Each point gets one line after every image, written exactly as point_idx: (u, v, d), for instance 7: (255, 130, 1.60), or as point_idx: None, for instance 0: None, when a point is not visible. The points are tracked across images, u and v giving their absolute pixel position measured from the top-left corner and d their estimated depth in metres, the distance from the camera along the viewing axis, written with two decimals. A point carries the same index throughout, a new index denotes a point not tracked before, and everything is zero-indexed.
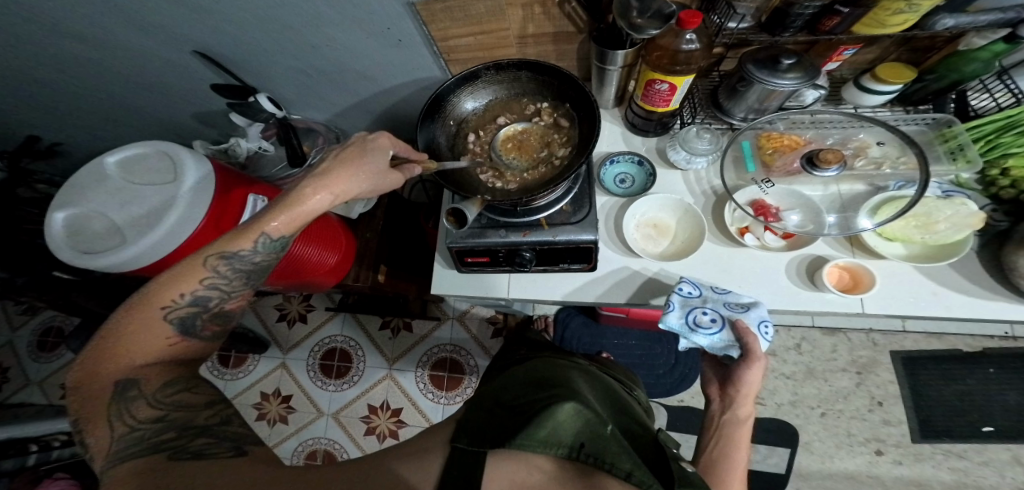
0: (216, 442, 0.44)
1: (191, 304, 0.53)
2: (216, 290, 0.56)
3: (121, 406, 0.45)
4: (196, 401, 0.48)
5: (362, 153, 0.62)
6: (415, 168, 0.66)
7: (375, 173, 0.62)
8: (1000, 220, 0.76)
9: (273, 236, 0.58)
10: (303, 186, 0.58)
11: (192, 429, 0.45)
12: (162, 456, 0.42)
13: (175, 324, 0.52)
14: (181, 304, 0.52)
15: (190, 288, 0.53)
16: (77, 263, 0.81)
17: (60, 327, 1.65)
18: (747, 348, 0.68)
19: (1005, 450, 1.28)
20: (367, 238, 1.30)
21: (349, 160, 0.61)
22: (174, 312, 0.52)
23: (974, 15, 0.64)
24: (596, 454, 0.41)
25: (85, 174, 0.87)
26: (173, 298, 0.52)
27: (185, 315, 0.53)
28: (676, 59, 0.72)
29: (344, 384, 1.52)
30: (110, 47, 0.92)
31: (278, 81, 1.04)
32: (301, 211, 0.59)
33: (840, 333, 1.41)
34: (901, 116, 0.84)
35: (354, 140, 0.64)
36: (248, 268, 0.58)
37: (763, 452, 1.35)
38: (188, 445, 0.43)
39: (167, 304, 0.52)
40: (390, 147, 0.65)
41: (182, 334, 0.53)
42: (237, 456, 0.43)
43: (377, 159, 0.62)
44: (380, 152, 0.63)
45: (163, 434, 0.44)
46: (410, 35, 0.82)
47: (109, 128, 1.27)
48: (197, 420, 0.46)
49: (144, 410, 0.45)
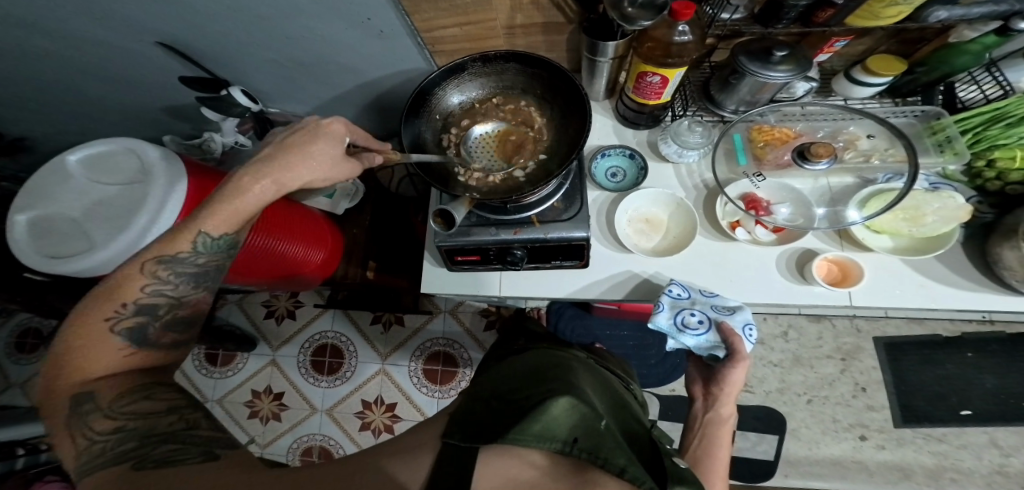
0: (183, 447, 0.42)
1: (137, 313, 0.53)
2: (162, 296, 0.55)
3: (80, 418, 0.44)
4: (157, 408, 0.46)
5: (310, 138, 0.60)
6: (376, 156, 0.66)
7: (325, 159, 0.60)
8: (987, 211, 0.77)
9: (213, 234, 0.57)
10: (242, 174, 0.57)
11: (157, 437, 0.43)
12: (124, 466, 0.40)
13: (123, 336, 0.52)
14: (125, 315, 0.52)
15: (131, 297, 0.53)
16: (46, 268, 0.78)
17: (37, 328, 1.60)
18: (732, 350, 0.69)
19: (982, 433, 1.31)
20: (355, 234, 1.30)
21: (295, 146, 0.59)
22: (119, 323, 0.52)
23: (967, 7, 0.63)
24: (589, 449, 0.40)
25: (45, 174, 0.84)
26: (116, 309, 0.52)
27: (134, 325, 0.53)
28: (670, 51, 0.72)
29: (337, 381, 1.50)
30: (79, 37, 0.88)
31: (258, 73, 1.00)
32: (238, 203, 0.57)
33: (825, 319, 1.43)
34: (890, 108, 0.85)
35: (302, 125, 0.62)
36: (193, 271, 0.57)
37: (753, 439, 1.37)
38: (151, 454, 0.41)
39: (110, 316, 0.51)
40: (345, 133, 0.63)
41: (136, 345, 0.53)
42: (209, 460, 0.41)
43: (328, 143, 0.60)
44: (330, 137, 0.61)
45: (123, 444, 0.42)
46: (392, 26, 0.79)
47: (83, 121, 1.22)
48: (160, 428, 0.44)
49: (103, 422, 0.44)
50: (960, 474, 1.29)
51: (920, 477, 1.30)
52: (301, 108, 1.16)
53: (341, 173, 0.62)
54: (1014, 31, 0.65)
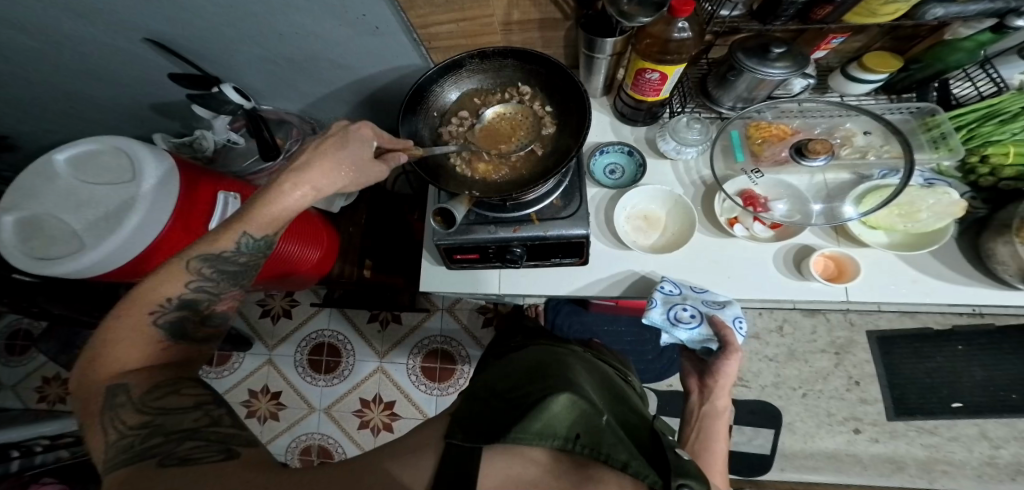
0: (204, 445, 0.42)
1: (179, 307, 0.54)
2: (203, 292, 0.56)
3: (113, 410, 0.44)
4: (183, 403, 0.46)
5: (340, 143, 0.61)
6: (402, 158, 0.66)
7: (349, 165, 0.61)
8: (980, 207, 0.78)
9: (255, 236, 0.58)
10: (280, 180, 0.57)
11: (180, 433, 0.42)
12: (149, 463, 0.40)
13: (165, 328, 0.53)
14: (168, 309, 0.53)
15: (174, 292, 0.53)
16: (35, 269, 0.77)
17: (29, 329, 1.58)
18: (724, 341, 0.71)
19: (972, 425, 1.33)
20: (350, 232, 1.32)
21: (326, 149, 0.59)
22: (162, 316, 0.53)
23: (962, 4, 0.64)
24: (590, 445, 0.41)
25: (32, 174, 0.82)
26: (161, 301, 0.53)
27: (174, 319, 0.53)
28: (667, 47, 0.72)
29: (334, 380, 1.50)
30: (68, 34, 0.86)
31: (252, 71, 0.99)
32: (275, 207, 0.57)
33: (819, 314, 1.45)
34: (886, 105, 0.85)
35: (333, 129, 0.63)
36: (233, 270, 0.58)
37: (749, 433, 1.38)
38: (177, 450, 0.41)
39: (155, 308, 0.52)
40: (373, 138, 0.64)
41: (174, 339, 0.53)
42: (226, 459, 0.41)
43: (354, 149, 0.61)
44: (360, 143, 0.62)
45: (150, 439, 0.41)
46: (388, 23, 0.78)
47: (71, 119, 1.20)
48: (184, 424, 0.44)
49: (134, 415, 0.43)
50: (951, 466, 1.31)
51: (913, 470, 1.32)
52: (294, 105, 1.15)
53: (364, 178, 0.63)
54: (1008, 28, 0.66)
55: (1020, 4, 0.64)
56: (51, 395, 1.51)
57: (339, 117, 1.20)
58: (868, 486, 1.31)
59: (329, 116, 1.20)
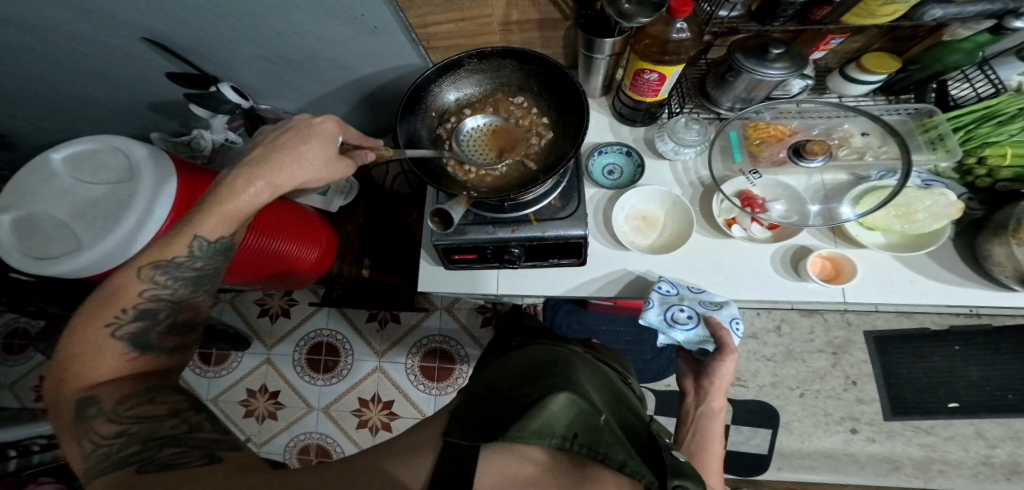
0: (184, 451, 0.42)
1: (136, 319, 0.53)
2: (162, 301, 0.56)
3: (84, 423, 0.44)
4: (161, 410, 0.46)
5: (303, 138, 0.61)
6: (368, 154, 0.66)
7: (317, 159, 0.61)
8: (976, 208, 0.78)
9: (209, 238, 0.58)
10: (234, 177, 0.57)
11: (159, 440, 0.43)
12: (128, 470, 0.40)
13: (127, 341, 0.52)
14: (125, 320, 0.53)
15: (130, 302, 0.53)
16: (32, 269, 0.77)
17: (25, 328, 1.58)
18: (721, 344, 0.70)
19: (969, 424, 1.34)
20: (349, 231, 1.30)
21: (289, 144, 0.60)
22: (121, 329, 0.52)
23: (961, 5, 0.64)
24: (588, 444, 0.41)
25: (28, 173, 0.82)
26: (116, 314, 0.52)
27: (134, 331, 0.53)
28: (665, 48, 0.72)
29: (333, 379, 1.50)
30: (65, 33, 0.86)
31: (249, 69, 0.99)
32: (231, 206, 0.57)
33: (817, 313, 1.45)
34: (885, 106, 0.85)
35: (296, 122, 0.63)
36: (190, 276, 0.58)
37: (746, 433, 1.39)
38: (156, 457, 0.41)
39: (111, 322, 0.52)
40: (338, 132, 0.64)
41: (139, 349, 0.53)
42: (212, 463, 0.41)
43: (320, 142, 0.61)
44: (324, 138, 0.62)
45: (127, 448, 0.42)
46: (386, 22, 0.78)
47: (68, 117, 1.20)
48: (162, 431, 0.44)
49: (107, 426, 0.44)
50: (947, 465, 1.32)
51: (909, 469, 1.32)
52: (292, 104, 1.15)
53: (335, 173, 0.63)
54: (1007, 29, 0.67)
55: (1018, 5, 0.64)
56: None
57: (337, 117, 1.20)
58: (865, 486, 1.32)
59: (327, 115, 1.20)
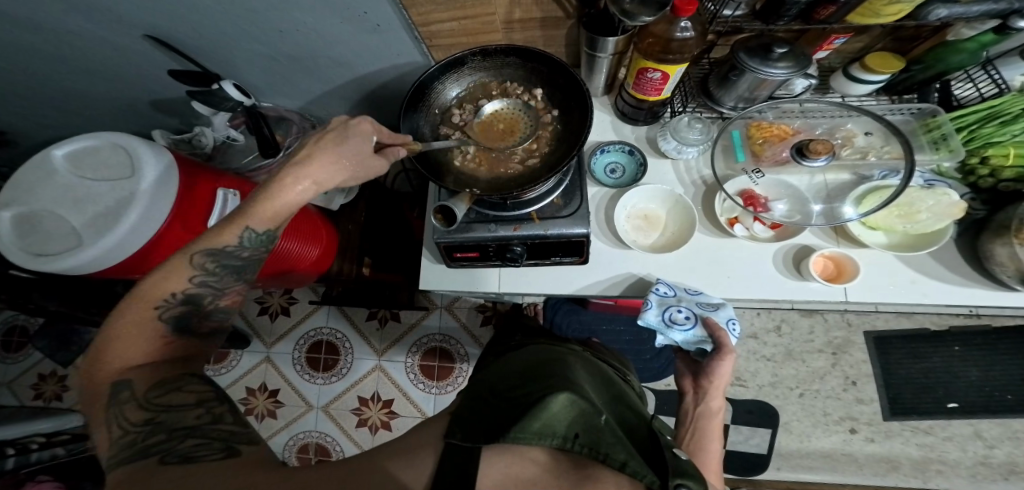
0: (206, 442, 0.42)
1: (182, 303, 0.54)
2: (207, 287, 0.56)
3: (115, 408, 0.44)
4: (186, 400, 0.46)
5: (342, 137, 0.60)
6: (400, 151, 0.66)
7: (355, 158, 0.60)
8: (979, 209, 0.78)
9: (257, 230, 0.57)
10: (281, 176, 0.56)
11: (182, 431, 0.43)
12: (151, 460, 0.40)
13: (169, 324, 0.53)
14: (172, 304, 0.52)
15: (179, 287, 0.53)
16: (31, 266, 0.77)
17: (25, 326, 1.57)
18: (719, 343, 0.70)
19: (967, 425, 1.34)
20: (349, 230, 1.29)
21: (329, 142, 0.59)
22: (167, 312, 0.52)
23: (967, 5, 0.64)
24: (588, 445, 0.41)
25: (30, 170, 0.82)
26: (165, 297, 0.52)
27: (178, 314, 0.53)
28: (669, 47, 0.71)
29: (333, 377, 1.50)
30: (65, 29, 0.86)
31: (250, 67, 0.99)
32: (280, 202, 0.57)
33: (817, 314, 1.45)
34: (887, 106, 0.85)
35: (332, 125, 0.62)
36: (228, 273, 0.57)
37: (745, 433, 1.39)
38: (178, 447, 0.41)
39: (159, 305, 0.52)
40: (373, 132, 0.63)
41: (176, 333, 0.53)
42: (230, 457, 0.41)
43: (358, 142, 0.61)
44: (364, 136, 0.62)
45: (153, 436, 0.42)
46: (388, 20, 0.78)
47: (69, 114, 1.19)
48: (186, 422, 0.44)
49: (135, 412, 0.44)
50: (945, 465, 1.32)
51: (908, 469, 1.33)
52: (293, 102, 1.15)
53: (369, 170, 0.63)
54: (1011, 29, 0.67)
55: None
56: (47, 392, 1.51)
57: (338, 115, 1.20)
58: (863, 485, 1.32)
59: (328, 113, 1.20)
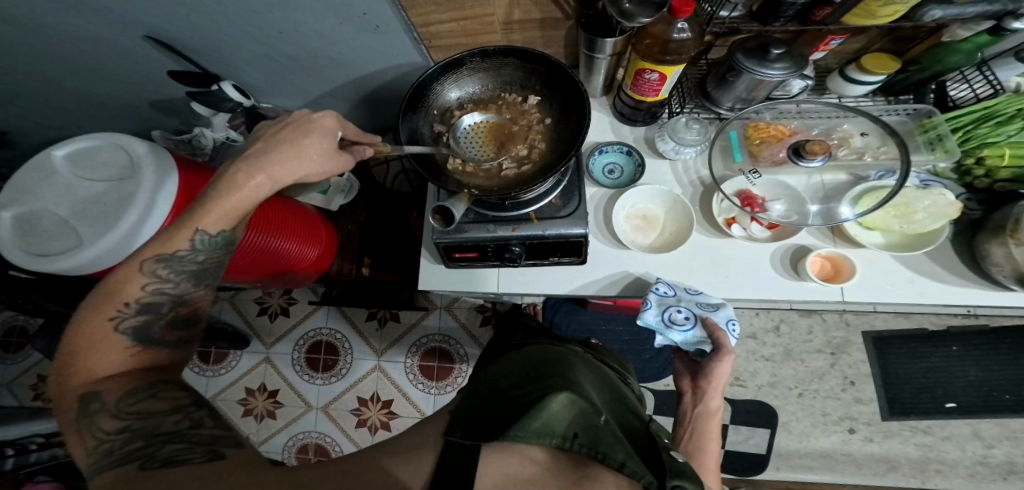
0: (188, 447, 0.42)
1: (139, 312, 0.54)
2: (164, 295, 0.56)
3: (87, 417, 0.44)
4: (161, 407, 0.46)
5: (301, 133, 0.62)
6: (366, 149, 0.69)
7: (314, 154, 0.62)
8: (975, 209, 0.79)
9: (211, 231, 0.58)
10: (235, 170, 0.58)
11: (160, 437, 0.42)
12: (130, 467, 0.40)
13: (129, 334, 0.52)
14: (127, 314, 0.53)
15: (131, 296, 0.53)
16: (33, 266, 0.77)
17: (23, 326, 1.58)
18: (718, 344, 0.71)
19: (966, 425, 1.35)
20: (349, 230, 1.28)
21: (285, 140, 0.61)
22: (123, 322, 0.52)
23: (961, 6, 0.64)
24: (588, 444, 0.41)
25: (31, 169, 0.82)
26: (119, 307, 0.52)
27: (137, 324, 0.53)
28: (667, 47, 0.72)
29: (332, 378, 1.50)
30: (65, 30, 0.86)
31: (250, 68, 0.99)
32: (235, 199, 0.58)
33: (816, 314, 1.46)
34: (884, 106, 0.85)
35: (295, 118, 0.64)
36: None
37: (744, 433, 1.39)
38: (158, 453, 0.41)
39: (114, 315, 0.52)
40: (338, 127, 0.65)
41: (140, 343, 0.53)
42: (213, 460, 0.41)
43: (316, 137, 0.62)
44: (322, 132, 0.63)
45: (129, 443, 0.42)
46: (387, 21, 0.78)
47: (67, 115, 1.20)
48: (164, 427, 0.43)
49: (110, 421, 0.43)
50: (944, 465, 1.32)
51: (907, 469, 1.33)
52: (293, 102, 1.15)
53: (332, 166, 0.64)
54: (1006, 30, 0.67)
55: (1018, 6, 0.64)
56: (46, 392, 1.51)
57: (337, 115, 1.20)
58: (862, 485, 1.33)
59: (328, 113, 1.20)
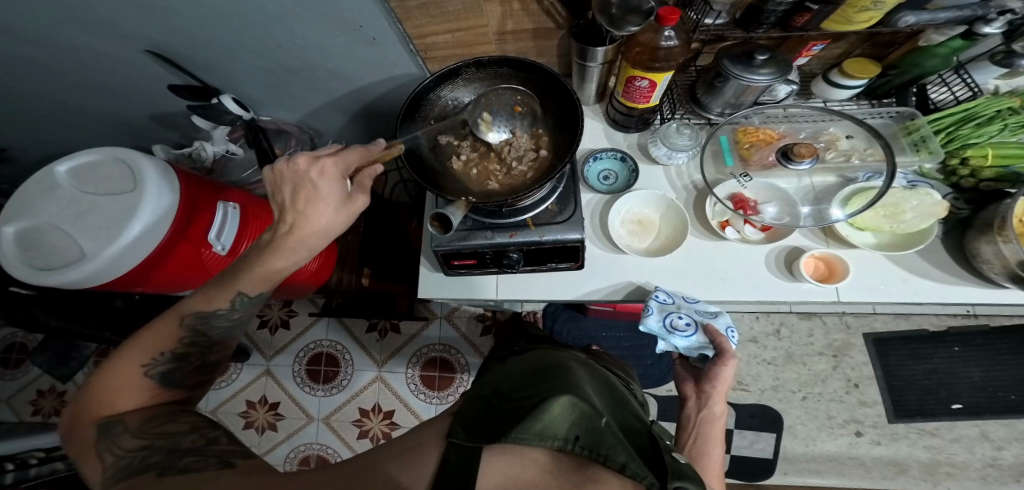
0: (202, 459, 0.43)
1: (170, 359, 0.57)
2: (197, 343, 0.60)
3: (109, 440, 0.46)
4: (180, 429, 0.48)
5: (313, 190, 0.59)
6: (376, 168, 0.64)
7: (335, 207, 0.60)
8: (963, 208, 0.80)
9: (249, 294, 0.62)
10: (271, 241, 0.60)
11: (180, 451, 0.44)
12: (150, 475, 0.41)
13: (156, 378, 0.55)
14: (160, 361, 0.56)
15: (169, 344, 0.57)
16: (35, 280, 0.78)
17: (24, 342, 1.58)
18: (719, 348, 0.71)
19: (973, 426, 1.34)
20: (350, 241, 1.32)
21: (307, 203, 0.59)
22: (154, 368, 0.55)
23: (933, 12, 0.67)
24: (589, 447, 0.42)
25: (34, 184, 0.84)
26: (154, 355, 0.56)
27: (165, 370, 0.56)
28: (656, 55, 0.74)
29: (333, 389, 1.50)
30: (67, 45, 0.88)
31: (247, 81, 1.01)
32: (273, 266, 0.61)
33: (815, 316, 1.46)
34: (868, 110, 0.87)
35: (292, 175, 0.59)
36: (228, 324, 0.62)
37: (749, 437, 1.39)
38: (176, 462, 0.42)
39: (147, 361, 0.55)
40: (338, 172, 0.60)
41: (164, 387, 0.55)
42: (226, 468, 0.42)
43: (334, 190, 0.60)
44: (328, 185, 0.59)
45: (149, 457, 0.43)
46: (384, 33, 0.81)
47: (68, 130, 1.22)
48: (184, 444, 0.45)
49: (130, 440, 0.46)
50: (955, 468, 1.31)
51: (917, 472, 1.32)
52: (290, 114, 1.17)
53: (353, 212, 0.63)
54: (978, 34, 0.68)
55: (988, 11, 0.66)
56: (45, 408, 1.51)
57: (334, 127, 1.22)
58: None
59: (324, 125, 1.22)
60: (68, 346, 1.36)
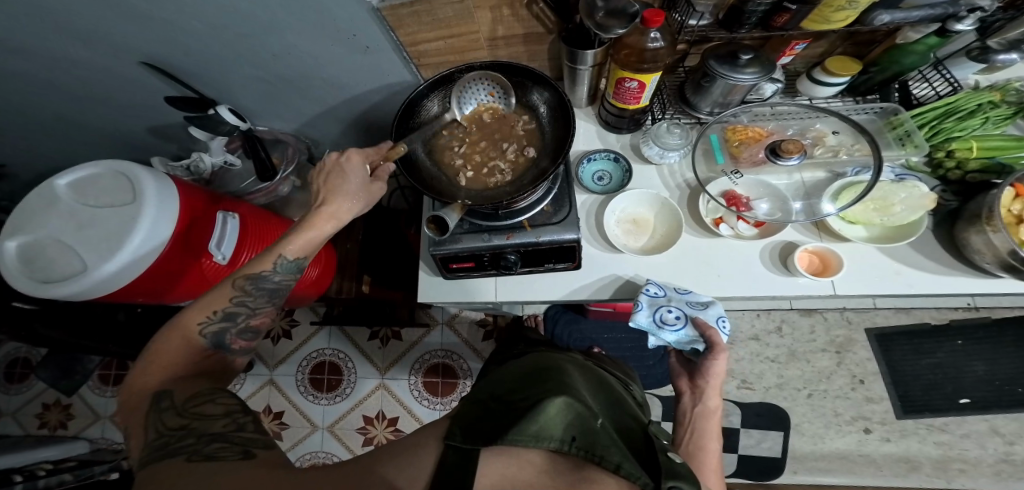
0: (227, 446, 0.44)
1: (221, 320, 0.60)
2: (243, 306, 0.62)
3: (156, 414, 0.48)
4: (213, 411, 0.48)
5: (342, 176, 0.66)
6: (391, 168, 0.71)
7: (357, 190, 0.66)
8: (951, 200, 0.81)
9: (290, 257, 0.64)
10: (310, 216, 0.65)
11: (209, 435, 0.44)
12: (180, 459, 0.42)
13: (208, 339, 0.58)
14: (213, 321, 0.59)
15: (221, 305, 0.59)
16: (39, 292, 0.79)
17: (27, 357, 1.59)
18: (710, 342, 0.71)
19: (981, 421, 1.34)
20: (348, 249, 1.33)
21: (335, 188, 0.65)
22: (208, 328, 0.58)
23: (906, 11, 0.68)
24: (585, 448, 0.42)
25: (35, 198, 0.85)
26: (207, 314, 0.58)
27: (216, 331, 0.59)
28: (644, 56, 0.75)
29: (336, 397, 1.51)
30: (67, 61, 0.90)
31: (244, 92, 1.03)
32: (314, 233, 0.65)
33: (816, 313, 1.46)
34: (852, 106, 0.88)
35: (327, 165, 0.68)
36: (270, 288, 0.64)
37: (757, 436, 1.39)
38: (202, 448, 0.43)
39: (202, 321, 0.58)
40: (363, 162, 0.68)
41: (214, 348, 0.59)
42: (246, 458, 0.42)
43: (356, 178, 0.67)
44: (355, 172, 0.67)
45: (183, 440, 0.44)
46: (377, 41, 0.82)
47: (70, 145, 1.24)
48: (213, 428, 0.45)
49: (173, 419, 0.47)
50: (967, 464, 1.31)
51: (929, 469, 1.32)
52: (287, 124, 1.18)
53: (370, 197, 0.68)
54: (951, 32, 0.69)
55: (959, 9, 0.67)
56: (52, 420, 1.52)
57: (330, 135, 1.23)
58: (883, 487, 1.31)
59: (320, 134, 1.23)
60: (72, 359, 1.37)
